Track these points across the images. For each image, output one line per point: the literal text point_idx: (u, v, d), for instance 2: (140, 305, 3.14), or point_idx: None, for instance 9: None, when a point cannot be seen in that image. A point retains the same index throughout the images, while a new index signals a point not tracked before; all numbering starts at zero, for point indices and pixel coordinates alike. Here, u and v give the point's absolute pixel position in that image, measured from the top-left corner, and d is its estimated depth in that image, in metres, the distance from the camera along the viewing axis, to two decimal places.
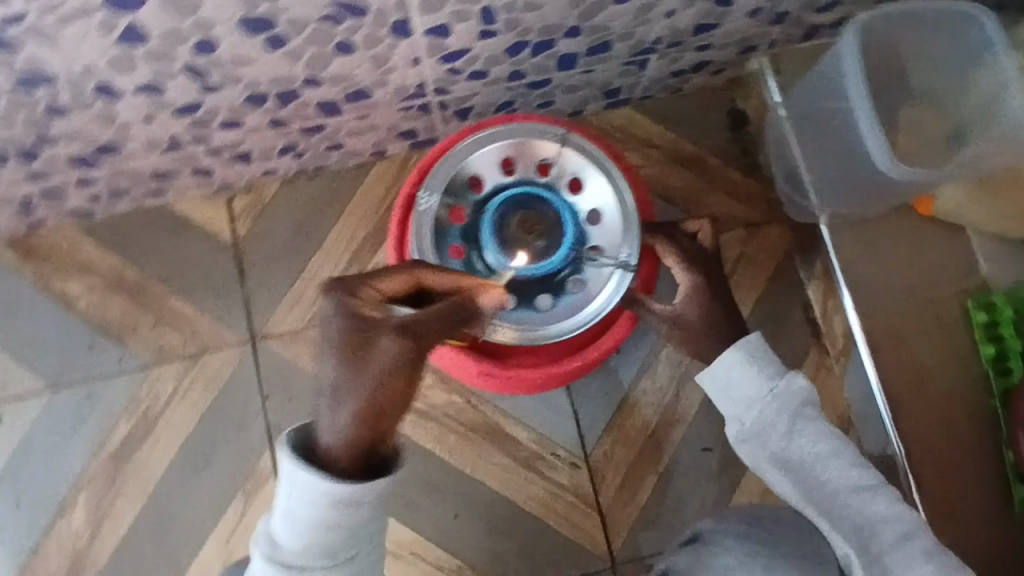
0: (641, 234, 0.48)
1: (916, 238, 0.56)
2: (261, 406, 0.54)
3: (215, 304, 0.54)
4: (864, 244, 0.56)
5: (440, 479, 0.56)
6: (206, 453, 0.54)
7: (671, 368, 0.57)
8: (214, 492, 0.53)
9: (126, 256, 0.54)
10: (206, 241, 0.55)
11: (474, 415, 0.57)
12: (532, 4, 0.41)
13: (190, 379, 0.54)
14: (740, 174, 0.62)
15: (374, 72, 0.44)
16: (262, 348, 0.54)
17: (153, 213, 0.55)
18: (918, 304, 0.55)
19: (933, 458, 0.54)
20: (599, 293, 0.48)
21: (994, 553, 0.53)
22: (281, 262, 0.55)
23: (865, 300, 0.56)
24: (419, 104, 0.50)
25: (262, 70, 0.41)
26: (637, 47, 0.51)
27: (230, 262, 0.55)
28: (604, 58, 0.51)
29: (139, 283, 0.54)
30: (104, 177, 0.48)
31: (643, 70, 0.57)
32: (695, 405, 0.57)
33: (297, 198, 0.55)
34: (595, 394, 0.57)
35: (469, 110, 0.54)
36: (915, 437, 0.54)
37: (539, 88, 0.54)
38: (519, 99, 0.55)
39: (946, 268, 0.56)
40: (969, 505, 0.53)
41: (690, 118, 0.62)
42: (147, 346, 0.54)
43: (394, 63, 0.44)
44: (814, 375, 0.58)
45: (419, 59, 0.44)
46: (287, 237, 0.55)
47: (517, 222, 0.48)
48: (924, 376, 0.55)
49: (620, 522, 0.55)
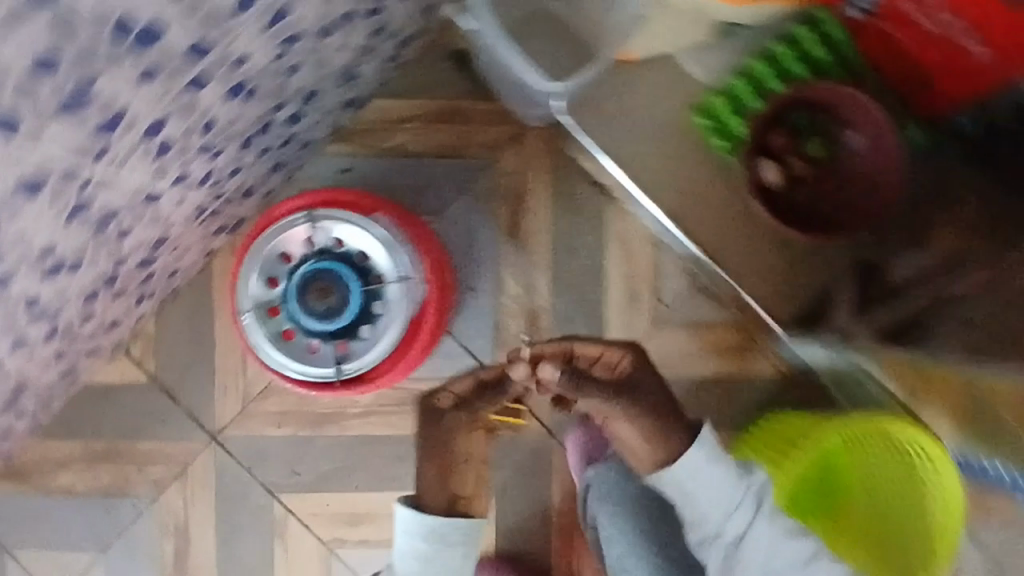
0: (404, 245, 0.56)
1: (634, 82, 0.65)
2: (250, 477, 0.69)
3: (170, 429, 0.68)
4: (599, 112, 0.65)
5: (405, 451, 0.69)
6: (234, 529, 0.69)
7: (515, 276, 0.70)
8: (258, 550, 0.69)
9: (88, 433, 0.68)
10: (134, 390, 0.68)
11: (399, 394, 0.69)
12: (230, 119, 0.49)
13: (189, 489, 0.68)
14: (485, 103, 0.68)
15: (156, 224, 0.53)
16: (224, 438, 0.68)
17: (85, 394, 0.68)
18: (660, 131, 0.66)
19: (719, 240, 0.67)
20: (403, 304, 0.56)
21: (790, 287, 0.66)
22: (195, 373, 0.68)
23: (622, 151, 0.66)
24: (208, 212, 0.59)
25: (79, 279, 0.51)
26: (340, 74, 0.58)
27: (160, 395, 0.68)
28: (319, 98, 0.58)
29: (109, 447, 0.68)
30: (29, 400, 0.60)
31: (360, 77, 0.62)
32: (546, 292, 0.70)
33: (176, 321, 0.68)
34: (474, 327, 0.70)
35: (250, 188, 0.62)
36: (700, 232, 0.67)
37: (287, 142, 0.61)
38: (283, 155, 0.63)
39: (668, 92, 0.66)
40: (759, 263, 0.66)
41: (422, 78, 0.68)
42: (145, 485, 0.68)
43: (164, 210, 0.53)
44: (619, 218, 0.70)
45: (180, 195, 0.53)
46: (187, 352, 0.68)
47: (314, 292, 0.54)
48: (688, 183, 0.66)
49: (541, 402, 0.71)
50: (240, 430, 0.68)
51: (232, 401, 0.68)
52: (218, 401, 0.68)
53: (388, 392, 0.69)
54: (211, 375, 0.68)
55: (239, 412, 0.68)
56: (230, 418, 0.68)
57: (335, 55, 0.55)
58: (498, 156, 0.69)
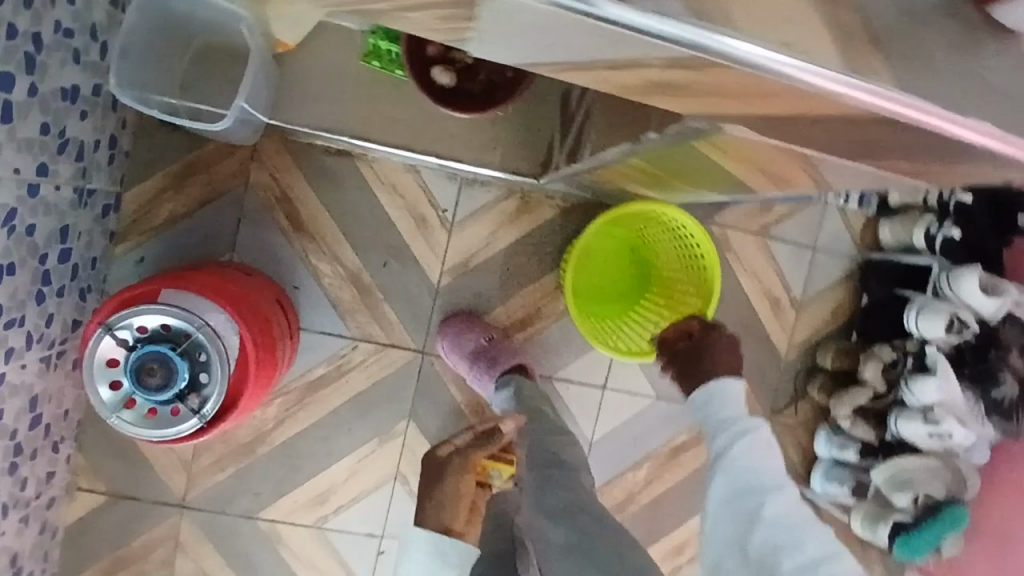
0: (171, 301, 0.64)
1: (305, 61, 0.77)
2: (229, 515, 0.83)
3: (148, 520, 0.82)
4: (295, 97, 0.77)
5: (327, 428, 0.84)
6: (243, 557, 0.84)
7: (323, 258, 0.82)
8: (269, 560, 0.84)
9: (92, 562, 0.82)
10: (102, 511, 0.81)
11: (296, 392, 0.83)
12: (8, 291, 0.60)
13: (192, 551, 0.83)
14: (210, 142, 0.79)
15: (15, 393, 0.65)
16: (190, 501, 0.83)
17: (69, 537, 0.81)
18: (350, 87, 0.78)
19: (444, 140, 0.81)
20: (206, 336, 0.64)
21: (512, 141, 0.82)
22: (138, 471, 0.81)
23: (332, 117, 0.79)
24: (52, 359, 0.70)
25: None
26: (73, 199, 0.68)
27: (124, 502, 0.82)
28: (72, 225, 0.69)
29: (114, 561, 0.82)
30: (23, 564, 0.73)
31: (97, 188, 0.73)
32: (354, 255, 0.82)
33: (97, 445, 0.81)
34: (318, 313, 0.83)
35: (74, 321, 0.73)
36: (427, 143, 0.80)
37: (75, 271, 0.72)
38: (81, 282, 0.73)
39: (336, 54, 0.77)
40: (480, 137, 0.81)
41: (149, 153, 0.78)
42: (158, 569, 0.83)
43: (14, 380, 0.64)
44: (370, 168, 0.82)
45: (18, 363, 0.64)
46: (121, 461, 0.81)
47: (146, 375, 0.64)
48: (395, 112, 0.79)
49: (402, 334, 0.84)
50: (198, 488, 0.82)
51: (179, 473, 0.82)
52: (168, 479, 0.82)
53: (285, 397, 0.83)
54: (150, 466, 0.82)
55: (188, 477, 0.82)
56: (186, 485, 0.82)
57: (56, 192, 0.65)
58: (248, 175, 0.80)
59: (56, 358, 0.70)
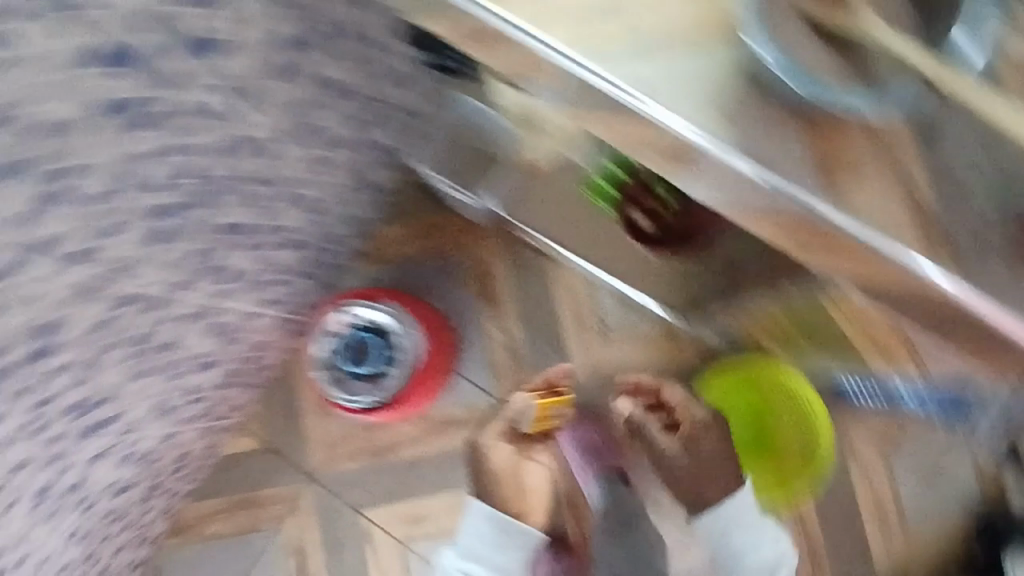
0: (386, 312, 0.94)
1: (537, 176, 0.91)
2: (338, 502, 0.97)
3: (277, 479, 0.98)
4: (520, 200, 0.93)
5: (441, 461, 0.97)
6: (334, 541, 0.97)
7: (494, 322, 0.99)
8: (352, 553, 0.96)
9: (221, 494, 0.98)
10: (249, 457, 0.99)
11: (431, 422, 0.98)
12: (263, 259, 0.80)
13: (299, 520, 0.98)
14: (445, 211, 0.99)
15: (235, 334, 0.83)
16: (315, 478, 0.98)
17: (217, 466, 0.98)
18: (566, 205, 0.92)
19: (626, 269, 0.95)
20: (403, 347, 0.93)
21: (682, 289, 0.94)
22: (286, 435, 0.98)
23: (540, 220, 0.94)
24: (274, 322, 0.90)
25: (188, 374, 0.80)
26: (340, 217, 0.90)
27: (267, 455, 0.99)
28: (329, 234, 0.90)
29: (239, 501, 0.98)
30: (174, 472, 0.90)
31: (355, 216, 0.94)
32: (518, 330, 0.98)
33: (269, 402, 0.99)
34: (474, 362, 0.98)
35: (299, 304, 0.93)
36: (612, 265, 0.95)
37: (316, 266, 0.92)
38: (316, 274, 0.93)
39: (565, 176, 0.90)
40: (654, 279, 0.94)
41: (399, 204, 0.98)
42: (267, 524, 0.98)
43: (240, 326, 0.83)
44: (556, 270, 0.98)
45: (248, 314, 0.84)
46: (279, 423, 0.99)
47: (357, 353, 0.93)
48: (593, 238, 0.94)
49: None
50: (325, 469, 0.98)
51: (315, 449, 0.98)
52: (306, 450, 0.98)
53: (420, 423, 0.98)
54: (296, 435, 0.98)
55: (323, 457, 0.98)
56: (317, 462, 0.98)
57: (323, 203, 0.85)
58: (463, 243, 0.99)
59: (278, 322, 0.90)
